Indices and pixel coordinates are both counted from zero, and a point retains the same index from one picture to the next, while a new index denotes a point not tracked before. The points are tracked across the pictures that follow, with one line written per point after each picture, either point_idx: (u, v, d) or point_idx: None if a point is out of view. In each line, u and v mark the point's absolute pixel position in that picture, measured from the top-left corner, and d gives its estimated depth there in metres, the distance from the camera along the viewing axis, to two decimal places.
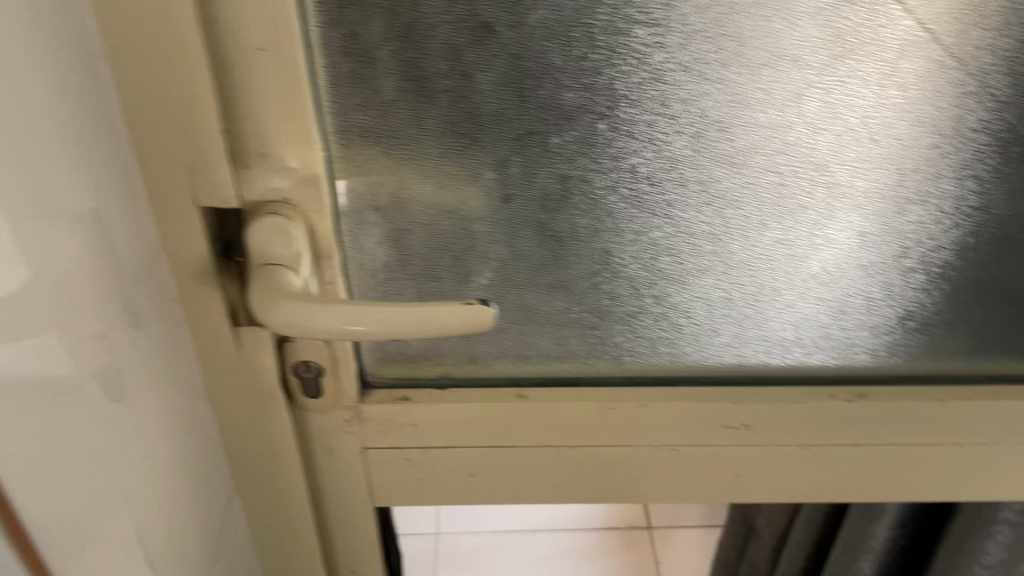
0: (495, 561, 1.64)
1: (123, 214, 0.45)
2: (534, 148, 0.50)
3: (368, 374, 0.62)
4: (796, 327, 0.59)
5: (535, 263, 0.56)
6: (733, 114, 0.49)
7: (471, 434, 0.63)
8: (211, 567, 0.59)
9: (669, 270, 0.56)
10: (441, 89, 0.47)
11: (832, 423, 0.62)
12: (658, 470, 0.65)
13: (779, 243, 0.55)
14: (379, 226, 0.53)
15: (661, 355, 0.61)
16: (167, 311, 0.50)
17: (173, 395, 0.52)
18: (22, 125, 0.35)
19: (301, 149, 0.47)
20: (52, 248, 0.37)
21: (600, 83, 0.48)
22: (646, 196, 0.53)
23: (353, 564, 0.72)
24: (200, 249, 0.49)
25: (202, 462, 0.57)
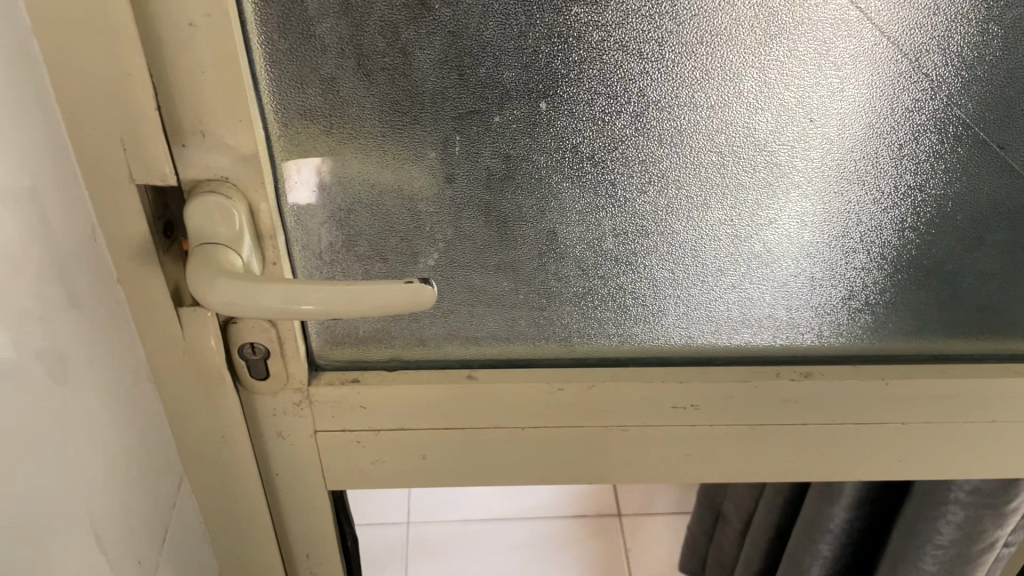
0: (466, 550, 1.64)
1: (56, 194, 0.44)
2: (475, 127, 0.50)
3: (317, 356, 0.61)
4: (742, 308, 0.60)
5: (480, 244, 0.56)
6: (671, 94, 0.49)
7: (422, 416, 0.63)
8: (161, 551, 0.58)
9: (614, 251, 0.57)
10: (380, 67, 0.48)
11: (779, 402, 0.63)
12: (610, 449, 0.66)
13: (722, 223, 0.56)
14: (323, 207, 0.53)
15: (610, 336, 0.61)
16: (105, 291, 0.50)
17: (115, 377, 0.51)
18: None
19: (239, 128, 0.47)
20: None
21: (539, 61, 0.48)
22: (588, 176, 0.53)
23: (308, 547, 0.72)
24: (139, 227, 0.49)
25: (149, 444, 0.57)
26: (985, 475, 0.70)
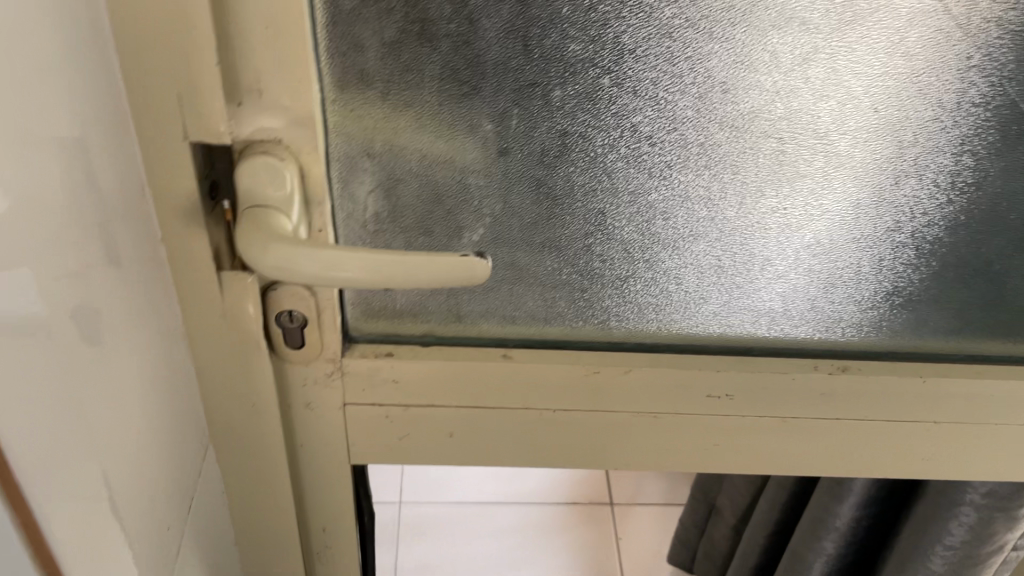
0: (459, 532, 1.64)
1: (109, 148, 0.43)
2: (535, 101, 0.49)
3: (352, 328, 0.60)
4: (784, 299, 0.60)
5: (528, 221, 0.55)
6: (737, 76, 0.48)
7: (453, 393, 0.62)
8: (186, 519, 0.57)
9: (663, 234, 0.56)
10: (443, 33, 0.46)
11: (814, 395, 0.62)
12: (638, 436, 0.65)
13: (774, 211, 0.55)
14: (371, 175, 0.52)
15: (649, 320, 0.61)
16: (149, 250, 0.48)
17: (154, 340, 0.50)
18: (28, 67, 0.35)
19: (298, 89, 0.46)
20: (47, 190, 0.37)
21: (607, 35, 0.47)
22: (645, 156, 0.52)
23: (326, 522, 0.71)
24: (187, 185, 0.48)
25: (180, 410, 0.55)
26: (1010, 477, 0.70)
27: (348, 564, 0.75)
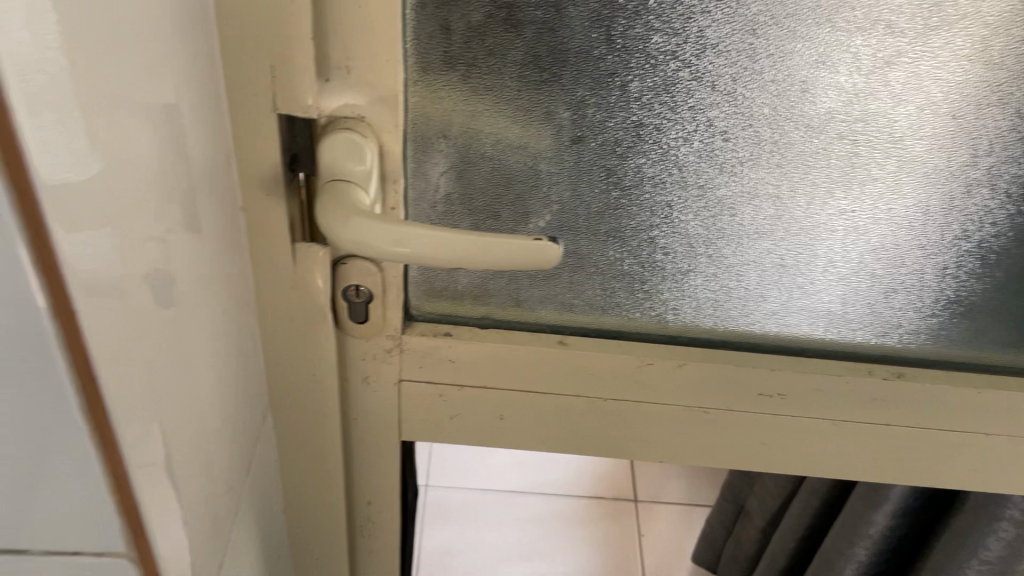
0: (484, 518, 1.65)
1: (204, 115, 0.44)
2: (613, 92, 0.50)
3: (412, 307, 0.61)
4: (844, 302, 0.60)
5: (594, 210, 0.55)
6: (817, 76, 0.49)
7: (507, 376, 0.63)
8: (244, 481, 0.58)
9: (729, 230, 0.56)
10: (530, 19, 0.47)
11: (866, 400, 0.62)
12: (687, 430, 0.66)
13: (842, 213, 0.55)
14: (444, 156, 0.53)
15: (707, 316, 0.61)
16: (230, 215, 0.50)
17: (229, 304, 0.52)
18: (146, 39, 0.36)
19: (385, 68, 0.47)
20: (155, 156, 0.38)
21: (691, 29, 0.47)
22: (718, 151, 0.52)
23: (371, 495, 0.72)
24: (271, 156, 0.49)
25: (246, 375, 0.57)
26: None
27: (389, 539, 0.76)
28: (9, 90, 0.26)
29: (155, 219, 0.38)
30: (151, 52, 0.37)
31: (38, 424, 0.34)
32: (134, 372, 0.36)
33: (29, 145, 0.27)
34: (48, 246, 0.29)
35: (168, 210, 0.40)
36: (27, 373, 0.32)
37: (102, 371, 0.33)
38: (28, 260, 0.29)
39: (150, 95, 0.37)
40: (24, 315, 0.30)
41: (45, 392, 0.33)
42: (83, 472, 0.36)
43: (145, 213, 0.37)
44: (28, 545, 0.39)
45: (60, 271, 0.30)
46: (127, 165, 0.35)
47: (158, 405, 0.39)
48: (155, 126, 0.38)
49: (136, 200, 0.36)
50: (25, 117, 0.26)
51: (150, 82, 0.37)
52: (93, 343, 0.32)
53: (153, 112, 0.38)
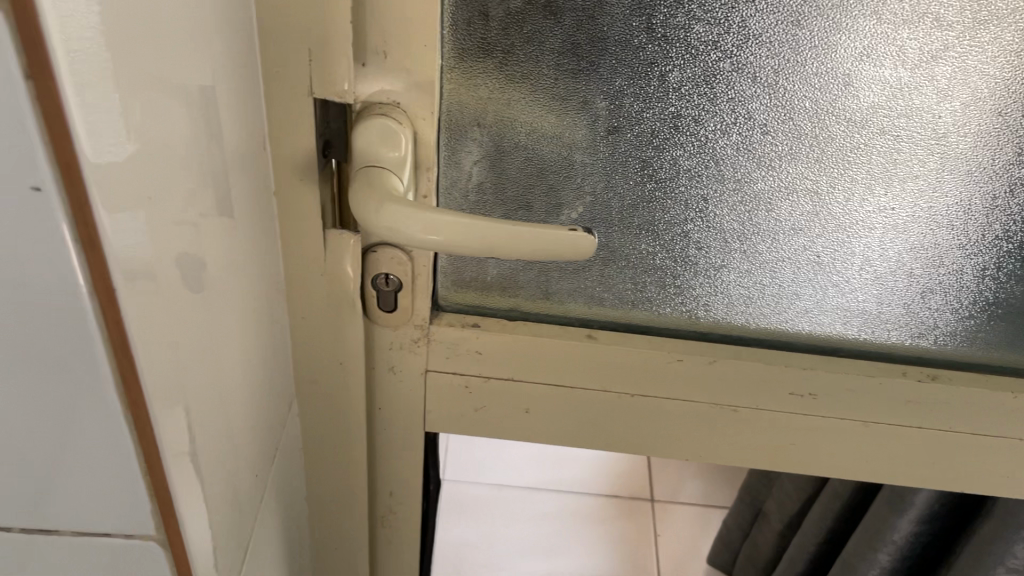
0: (500, 514, 1.64)
1: (240, 98, 0.44)
2: (652, 82, 0.49)
3: (440, 297, 0.61)
4: (880, 301, 0.59)
5: (628, 203, 0.55)
6: (861, 69, 0.48)
7: (534, 369, 0.62)
8: (268, 468, 0.58)
9: (765, 225, 0.56)
10: (570, 7, 0.47)
11: (899, 402, 0.61)
12: (715, 429, 0.65)
13: (881, 211, 0.54)
14: (478, 145, 0.52)
15: (739, 313, 0.60)
16: (263, 199, 0.49)
17: (259, 289, 0.51)
18: (188, 19, 0.36)
19: (423, 54, 0.46)
20: (193, 136, 0.38)
21: (735, 19, 0.47)
22: (756, 144, 0.52)
23: (393, 486, 0.72)
24: (305, 140, 0.49)
25: (274, 361, 0.56)
26: None
27: (410, 531, 0.76)
28: (60, 71, 0.25)
29: (191, 200, 0.38)
30: (192, 30, 0.37)
31: (72, 400, 0.34)
32: (170, 353, 0.36)
33: (77, 127, 0.26)
34: (92, 227, 0.28)
35: (204, 191, 0.40)
36: (64, 350, 0.32)
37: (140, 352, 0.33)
38: (69, 235, 0.29)
39: (189, 75, 0.37)
40: (62, 291, 0.30)
41: (81, 370, 0.33)
42: (115, 451, 0.36)
43: (182, 194, 0.36)
44: (57, 525, 0.39)
45: (101, 248, 0.29)
46: (167, 145, 0.34)
47: (190, 387, 0.39)
48: (194, 106, 0.37)
49: (175, 180, 0.35)
50: (75, 98, 0.26)
51: (190, 61, 0.37)
52: (132, 326, 0.32)
53: (192, 93, 0.37)
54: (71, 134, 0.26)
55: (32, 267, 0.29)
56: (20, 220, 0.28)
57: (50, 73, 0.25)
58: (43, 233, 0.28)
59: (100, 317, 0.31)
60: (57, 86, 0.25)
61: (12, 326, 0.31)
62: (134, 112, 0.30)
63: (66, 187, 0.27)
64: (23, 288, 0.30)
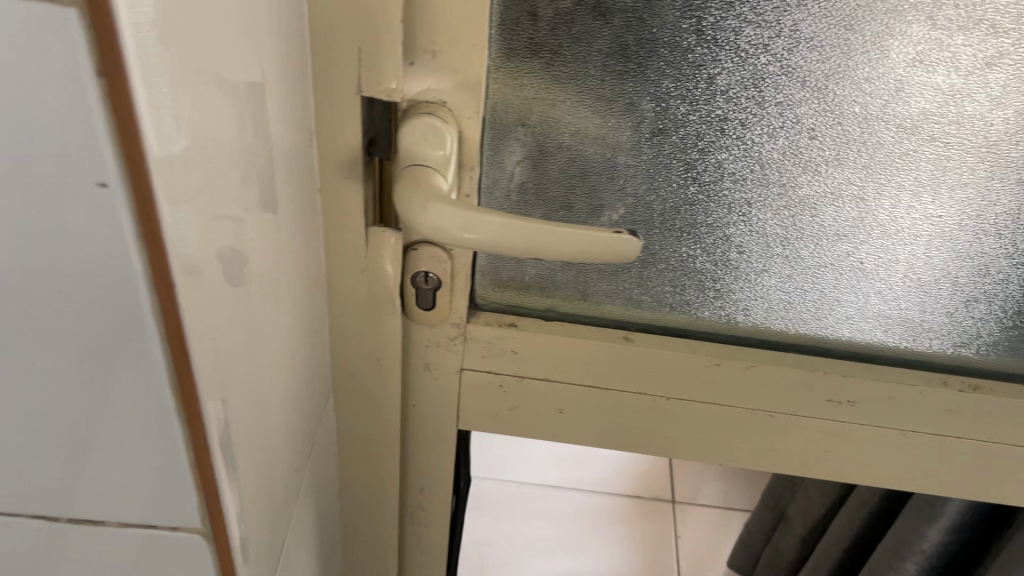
0: (521, 511, 1.64)
1: (290, 94, 0.44)
2: (699, 85, 0.49)
3: (477, 296, 0.61)
4: (922, 308, 0.59)
5: (670, 205, 0.54)
6: (913, 75, 0.48)
7: (570, 370, 0.62)
8: (304, 462, 0.58)
9: (808, 230, 0.55)
10: (619, 8, 0.46)
11: (939, 411, 0.61)
12: (751, 434, 0.64)
13: (927, 218, 0.54)
14: (521, 144, 0.52)
15: (778, 318, 0.60)
16: (308, 195, 0.50)
17: (302, 284, 0.51)
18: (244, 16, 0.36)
19: (472, 54, 0.46)
20: (245, 132, 0.38)
21: (786, 22, 0.46)
22: (803, 149, 0.51)
23: (424, 483, 0.71)
24: (351, 137, 0.49)
25: (313, 354, 0.57)
26: None
27: (439, 528, 0.76)
28: (130, 71, 0.25)
29: (241, 195, 0.38)
30: (247, 28, 0.37)
31: (125, 392, 0.34)
32: (221, 348, 0.36)
33: (146, 124, 0.26)
34: (156, 225, 0.29)
35: (254, 187, 0.40)
36: (120, 343, 0.32)
37: (195, 343, 0.33)
38: (131, 229, 0.29)
39: (244, 72, 0.37)
40: (121, 287, 0.30)
41: (136, 364, 0.33)
42: (166, 443, 0.36)
43: (234, 190, 0.37)
44: (103, 514, 0.40)
45: (163, 244, 0.29)
46: (222, 142, 0.34)
47: (234, 383, 0.39)
48: (247, 103, 0.38)
49: (228, 176, 0.36)
50: (145, 96, 0.26)
51: (245, 58, 0.37)
52: (189, 321, 0.32)
53: (246, 90, 0.37)
54: (140, 132, 0.26)
55: (92, 260, 0.30)
56: (86, 215, 0.28)
57: (121, 71, 0.25)
58: (107, 228, 0.29)
59: (159, 313, 0.31)
60: (127, 85, 0.25)
61: (70, 317, 0.32)
62: (195, 109, 0.30)
63: (132, 185, 0.27)
64: (81, 279, 0.30)
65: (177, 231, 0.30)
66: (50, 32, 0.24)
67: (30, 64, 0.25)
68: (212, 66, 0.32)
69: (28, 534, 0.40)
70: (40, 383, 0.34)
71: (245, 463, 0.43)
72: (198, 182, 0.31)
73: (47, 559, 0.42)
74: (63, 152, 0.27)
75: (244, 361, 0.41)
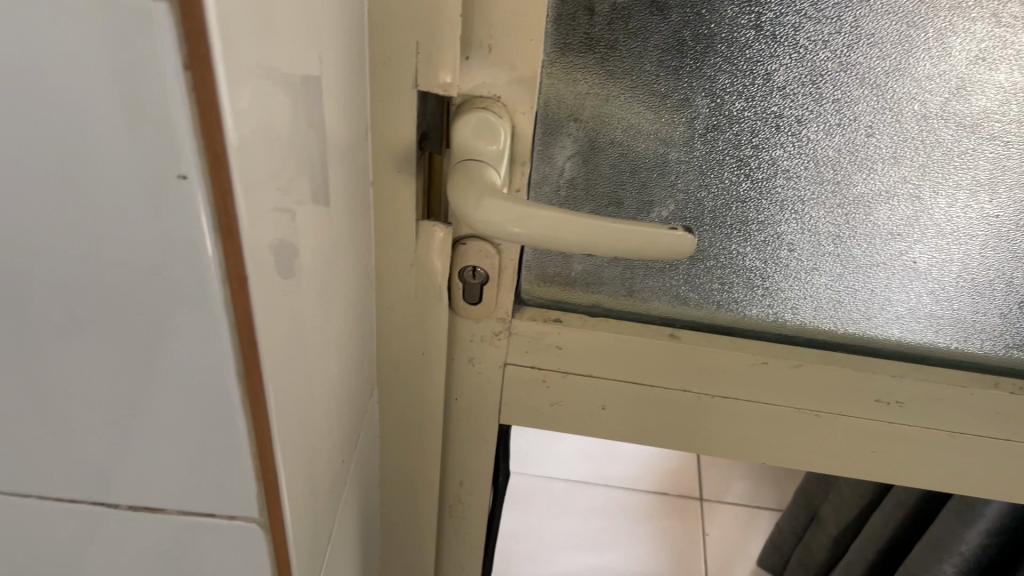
0: (549, 506, 1.64)
1: (350, 87, 0.44)
2: (756, 81, 0.49)
3: (522, 291, 0.61)
4: (975, 309, 0.58)
5: (721, 202, 0.54)
6: (975, 73, 0.48)
7: (614, 367, 0.61)
8: (349, 453, 0.59)
9: (861, 228, 0.55)
10: (677, 3, 0.46)
11: (989, 413, 0.60)
12: (795, 433, 0.64)
13: (984, 217, 0.54)
14: (573, 139, 0.52)
15: (826, 316, 0.59)
16: (361, 188, 0.50)
17: (353, 276, 0.51)
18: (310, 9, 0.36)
19: (528, 47, 0.46)
20: (309, 124, 0.38)
21: (848, 18, 0.46)
22: (859, 146, 0.51)
23: (463, 477, 0.72)
24: (405, 131, 0.49)
25: (361, 347, 0.57)
26: None
27: (476, 521, 0.76)
28: (216, 60, 0.25)
29: (302, 187, 0.38)
30: (313, 20, 0.37)
31: (190, 382, 0.34)
32: (280, 339, 0.36)
33: (226, 116, 0.26)
34: (232, 216, 0.29)
35: (314, 179, 0.40)
36: (188, 335, 0.32)
37: (262, 333, 0.33)
38: (208, 222, 0.29)
39: (310, 64, 0.37)
40: (193, 279, 0.31)
41: (202, 355, 0.33)
42: (227, 433, 0.36)
43: (296, 181, 0.37)
44: (161, 504, 0.40)
45: (238, 236, 0.30)
46: (288, 133, 0.35)
47: (288, 375, 0.40)
48: (311, 96, 0.38)
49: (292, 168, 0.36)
50: (227, 88, 0.26)
51: (310, 51, 0.37)
52: (258, 310, 0.32)
53: (310, 83, 0.38)
54: (221, 123, 0.27)
55: (166, 253, 0.30)
56: (163, 208, 0.29)
57: (207, 62, 0.25)
58: (183, 220, 0.29)
59: (228, 301, 0.31)
60: (211, 75, 0.25)
61: (140, 309, 0.32)
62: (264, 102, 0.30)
63: (210, 176, 0.28)
64: (153, 271, 0.31)
65: (251, 222, 0.30)
66: (136, 27, 0.24)
67: (115, 61, 0.25)
68: (281, 60, 0.33)
69: (86, 521, 0.41)
70: (105, 375, 0.34)
71: (298, 454, 0.43)
72: (266, 175, 0.32)
73: (103, 547, 0.42)
74: (143, 143, 0.27)
75: (298, 352, 0.41)
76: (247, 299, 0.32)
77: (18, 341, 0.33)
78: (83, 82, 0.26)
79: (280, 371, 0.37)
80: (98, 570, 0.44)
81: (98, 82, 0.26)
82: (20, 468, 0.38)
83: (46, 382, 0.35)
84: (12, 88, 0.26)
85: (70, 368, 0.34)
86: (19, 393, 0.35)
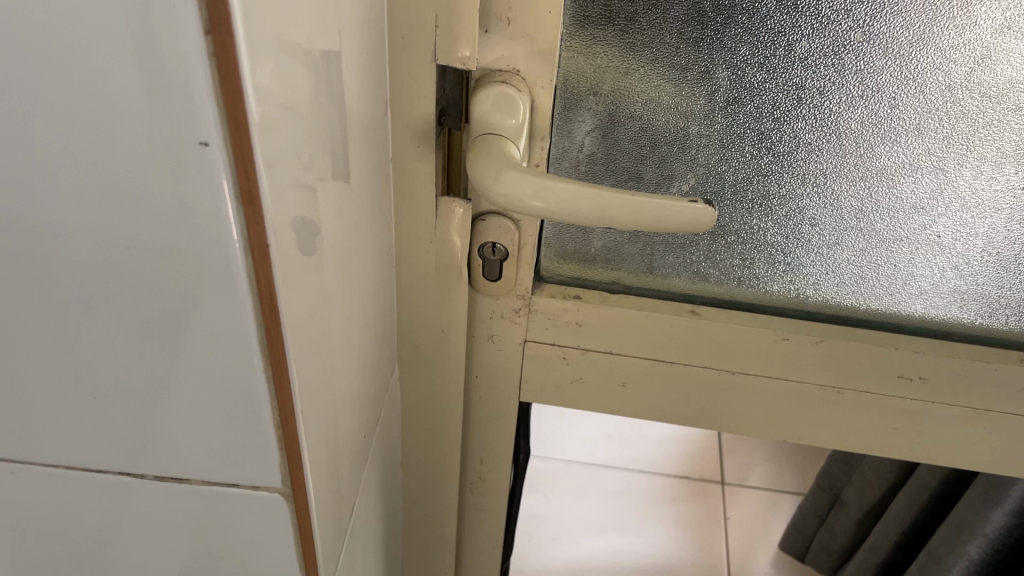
0: (570, 489, 1.64)
1: (370, 62, 0.44)
2: (778, 52, 0.48)
3: (542, 268, 0.61)
4: (1000, 284, 0.58)
5: (742, 176, 0.54)
6: (1001, 41, 0.47)
7: (634, 344, 0.61)
8: (371, 429, 0.59)
9: (884, 202, 0.54)
10: None
11: (1014, 388, 0.59)
12: (817, 410, 0.63)
13: (1009, 190, 0.53)
14: (593, 114, 0.52)
15: (849, 292, 0.59)
16: (381, 163, 0.50)
17: (373, 252, 0.52)
18: None
19: (547, 20, 0.46)
20: (330, 96, 0.38)
21: None
22: (883, 119, 0.50)
23: (483, 454, 0.73)
24: (424, 106, 0.49)
25: (382, 323, 0.57)
26: None
27: (496, 499, 0.76)
28: (236, 23, 0.25)
29: (324, 159, 0.38)
30: None
31: (213, 352, 0.35)
32: (301, 310, 0.37)
33: (247, 83, 0.27)
34: (253, 184, 0.29)
35: (335, 152, 0.40)
36: (212, 304, 0.33)
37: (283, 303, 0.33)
38: (230, 189, 0.29)
39: (331, 36, 0.37)
40: (215, 248, 0.31)
41: (225, 325, 0.33)
42: (251, 404, 0.37)
43: (318, 152, 0.37)
44: (187, 474, 0.40)
45: (260, 204, 0.30)
46: (309, 104, 0.35)
47: (310, 348, 0.40)
48: (331, 68, 0.38)
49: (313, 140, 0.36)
50: (246, 51, 0.26)
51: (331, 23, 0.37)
52: (279, 279, 0.33)
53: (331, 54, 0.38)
54: (241, 88, 0.27)
55: (188, 222, 0.30)
56: (186, 177, 0.29)
57: (228, 26, 0.25)
58: (205, 187, 0.29)
59: (250, 271, 0.32)
60: (233, 41, 0.26)
61: (162, 279, 0.32)
62: (284, 72, 0.30)
63: (231, 143, 0.28)
64: (176, 241, 0.31)
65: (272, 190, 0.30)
66: None
67: (138, 28, 0.25)
68: (302, 30, 0.33)
69: (114, 492, 0.41)
70: (130, 345, 0.35)
71: (319, 426, 0.43)
72: (286, 144, 0.32)
73: (131, 517, 0.43)
74: (166, 110, 0.27)
75: (320, 324, 0.42)
76: (268, 267, 0.32)
77: (46, 313, 0.34)
78: (106, 52, 0.26)
79: (302, 340, 0.37)
80: (125, 540, 0.44)
81: (120, 51, 0.26)
82: (49, 440, 0.39)
83: (73, 353, 0.35)
84: (37, 58, 0.26)
85: (95, 338, 0.34)
86: (47, 364, 0.36)
